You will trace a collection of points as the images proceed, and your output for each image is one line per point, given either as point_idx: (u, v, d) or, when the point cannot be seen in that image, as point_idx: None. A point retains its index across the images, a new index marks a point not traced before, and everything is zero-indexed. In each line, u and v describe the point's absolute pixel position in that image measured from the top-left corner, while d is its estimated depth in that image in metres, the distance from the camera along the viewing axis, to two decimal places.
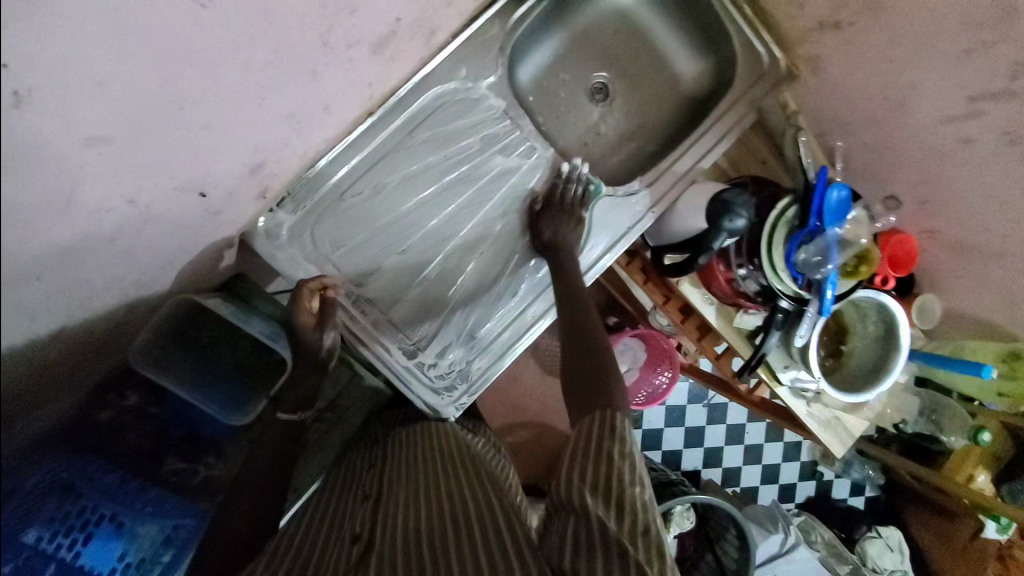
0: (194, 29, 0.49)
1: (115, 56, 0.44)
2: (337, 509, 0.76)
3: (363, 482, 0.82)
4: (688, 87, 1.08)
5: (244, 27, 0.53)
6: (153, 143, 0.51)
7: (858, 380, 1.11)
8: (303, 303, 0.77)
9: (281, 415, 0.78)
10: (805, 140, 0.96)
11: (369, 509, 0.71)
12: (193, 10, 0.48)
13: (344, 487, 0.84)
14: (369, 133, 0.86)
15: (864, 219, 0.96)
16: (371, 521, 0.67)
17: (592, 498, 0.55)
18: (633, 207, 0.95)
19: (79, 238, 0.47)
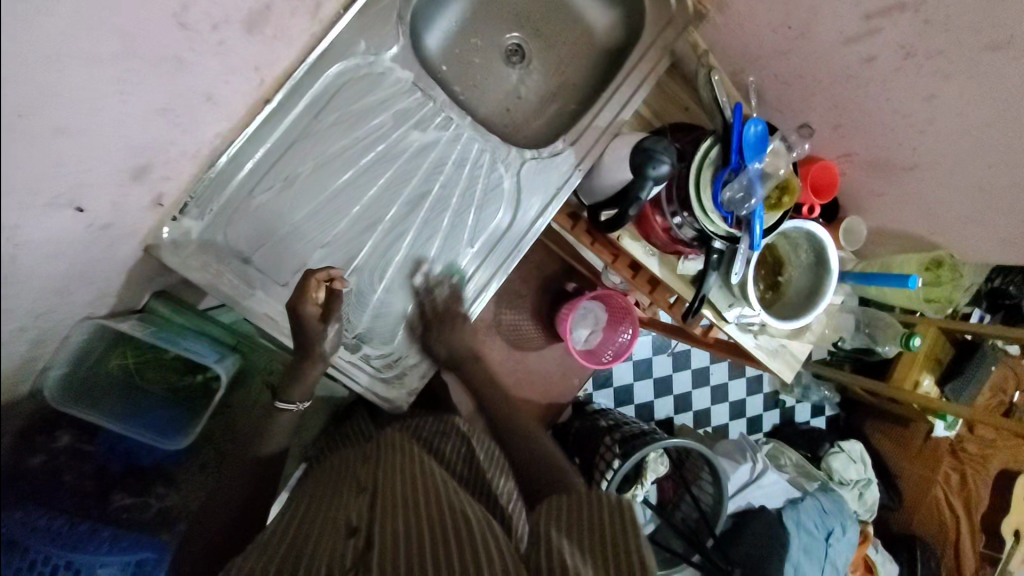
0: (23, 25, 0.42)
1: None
2: (329, 497, 0.74)
3: (356, 471, 0.79)
4: (602, 39, 1.05)
5: (77, 14, 0.47)
6: (10, 158, 0.45)
7: (797, 308, 1.15)
8: (310, 292, 0.75)
9: (280, 405, 0.83)
10: (717, 79, 0.96)
11: (365, 503, 0.69)
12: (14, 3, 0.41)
13: (339, 475, 0.81)
14: (270, 122, 0.81)
15: (782, 150, 0.98)
16: (370, 513, 0.66)
17: (571, 550, 0.55)
18: (559, 168, 0.94)
19: None
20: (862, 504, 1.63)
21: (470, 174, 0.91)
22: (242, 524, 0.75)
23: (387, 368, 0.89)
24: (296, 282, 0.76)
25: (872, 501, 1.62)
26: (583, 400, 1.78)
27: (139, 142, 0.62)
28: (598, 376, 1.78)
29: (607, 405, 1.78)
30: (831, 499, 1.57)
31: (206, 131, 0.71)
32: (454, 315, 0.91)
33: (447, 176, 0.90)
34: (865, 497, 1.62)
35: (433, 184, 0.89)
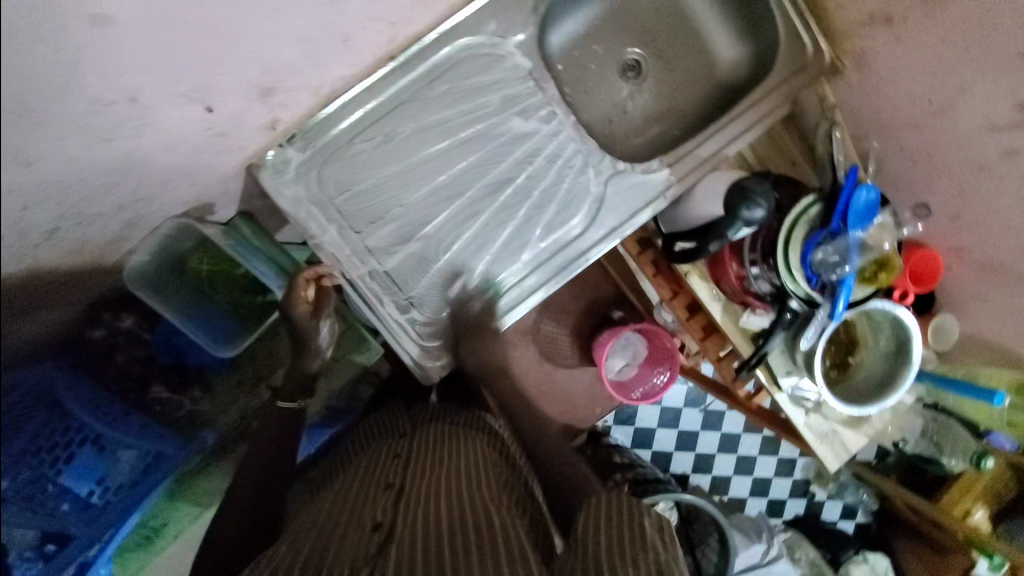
0: None
1: None
2: (362, 490, 0.78)
3: (386, 468, 0.83)
4: (726, 72, 1.05)
5: None
6: (160, 34, 0.53)
7: (862, 395, 1.08)
8: (300, 291, 0.86)
9: (280, 403, 0.88)
10: (840, 137, 0.92)
11: (390, 500, 0.73)
12: None
13: (371, 469, 0.85)
14: (389, 79, 0.84)
15: (890, 225, 0.91)
16: (393, 513, 0.70)
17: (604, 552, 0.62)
18: (646, 189, 0.92)
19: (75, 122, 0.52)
20: None
21: (558, 171, 0.90)
22: (260, 524, 0.74)
23: (429, 338, 0.89)
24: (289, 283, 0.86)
25: None
26: (600, 430, 1.73)
27: (272, 63, 0.65)
28: (623, 411, 1.73)
29: (623, 443, 1.72)
30: None
31: (332, 73, 0.74)
32: (504, 306, 0.90)
33: (536, 168, 0.90)
34: None
35: (519, 174, 0.89)
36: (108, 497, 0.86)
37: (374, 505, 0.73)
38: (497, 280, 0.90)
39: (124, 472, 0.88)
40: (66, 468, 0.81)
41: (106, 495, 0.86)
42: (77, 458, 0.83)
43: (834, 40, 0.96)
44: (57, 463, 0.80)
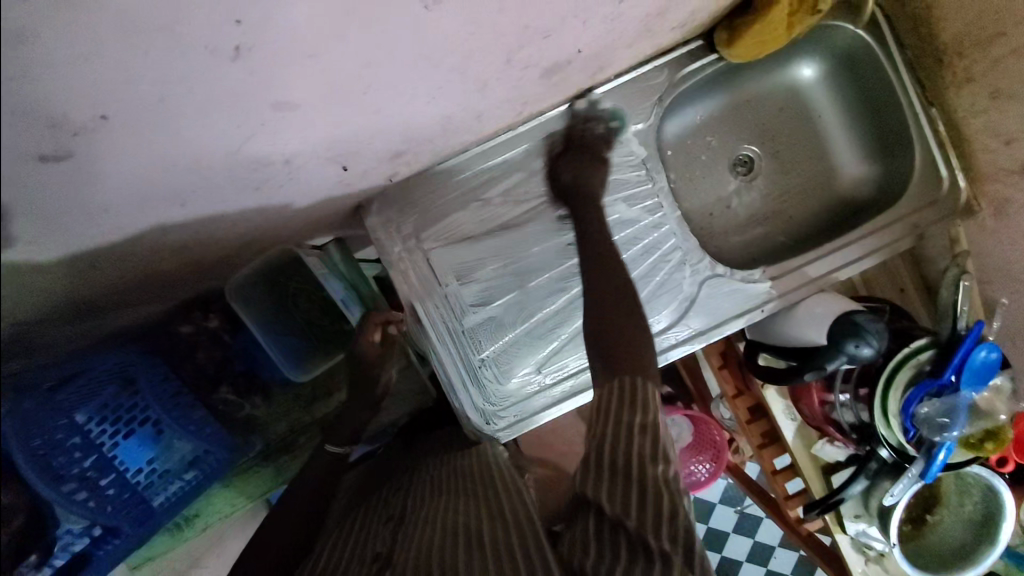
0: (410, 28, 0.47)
1: (337, 34, 0.43)
2: (361, 527, 0.75)
3: (387, 501, 0.81)
4: (844, 188, 1.00)
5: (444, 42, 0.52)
6: (334, 111, 0.51)
7: (935, 560, 0.98)
8: (367, 330, 0.87)
9: (329, 446, 0.88)
10: (967, 287, 0.84)
11: (391, 529, 0.71)
12: (418, 12, 0.46)
13: (372, 505, 0.82)
14: (505, 148, 0.86)
15: (1007, 390, 0.83)
16: (393, 541, 0.67)
17: (607, 498, 0.57)
18: (745, 297, 0.88)
19: (232, 175, 0.51)
20: None
21: (653, 263, 0.88)
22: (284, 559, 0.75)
23: (491, 404, 0.86)
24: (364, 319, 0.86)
25: None
26: None
27: (412, 135, 0.66)
28: None
29: None
30: None
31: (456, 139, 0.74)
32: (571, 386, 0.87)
33: (631, 255, 0.88)
34: None
35: None
36: (152, 480, 0.83)
37: (374, 536, 0.71)
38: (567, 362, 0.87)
39: (172, 460, 0.86)
40: (121, 442, 0.78)
41: (151, 478, 0.83)
42: (133, 434, 0.80)
43: (975, 179, 0.88)
44: (115, 436, 0.77)
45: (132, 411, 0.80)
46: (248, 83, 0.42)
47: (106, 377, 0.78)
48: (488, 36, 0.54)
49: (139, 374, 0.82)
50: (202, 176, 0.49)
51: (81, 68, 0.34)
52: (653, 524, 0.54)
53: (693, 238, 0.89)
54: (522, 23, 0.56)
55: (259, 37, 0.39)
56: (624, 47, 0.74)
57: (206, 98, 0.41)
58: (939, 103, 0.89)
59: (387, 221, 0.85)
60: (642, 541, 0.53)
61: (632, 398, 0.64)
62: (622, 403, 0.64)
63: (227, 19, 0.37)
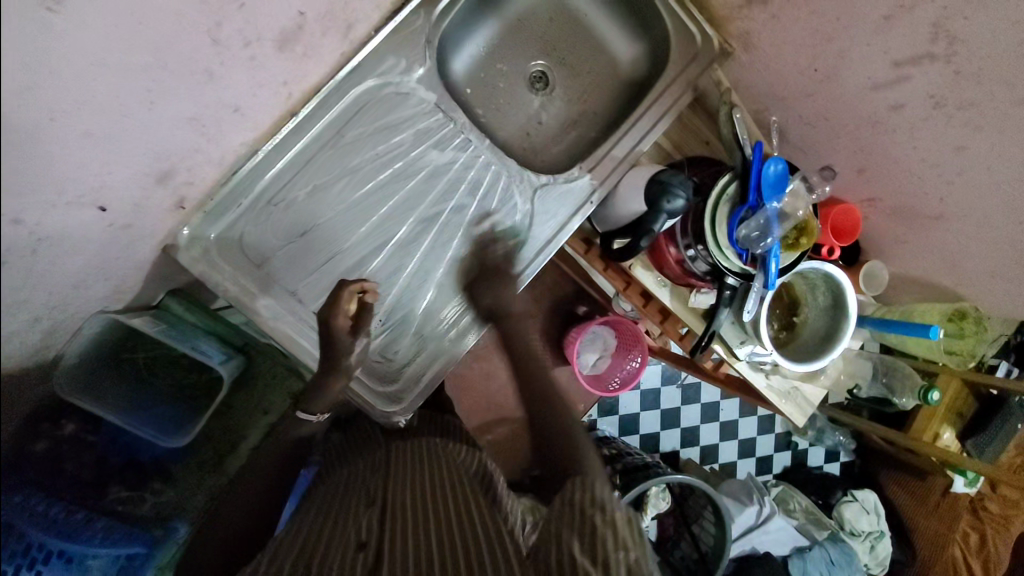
0: (48, 36, 0.47)
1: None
2: (337, 508, 0.73)
3: (365, 481, 0.79)
4: (628, 70, 1.07)
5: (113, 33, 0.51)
6: (43, 154, 0.49)
7: (810, 350, 1.13)
8: (341, 304, 0.75)
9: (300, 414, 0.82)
10: (739, 117, 0.96)
11: (373, 514, 0.70)
12: (42, 15, 0.46)
13: (346, 484, 0.81)
14: (293, 137, 0.83)
15: (802, 191, 0.96)
16: (379, 529, 0.66)
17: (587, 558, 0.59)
18: (574, 195, 0.94)
19: None
20: (872, 557, 1.47)
21: (484, 194, 0.92)
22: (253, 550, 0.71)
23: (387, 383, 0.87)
24: (331, 292, 0.76)
25: (885, 555, 1.46)
26: (587, 426, 1.74)
27: (162, 147, 0.63)
28: (605, 402, 1.74)
29: (611, 433, 1.74)
30: (841, 551, 1.44)
31: (233, 140, 0.72)
32: (455, 337, 0.89)
33: (460, 196, 0.91)
34: (877, 551, 1.46)
35: (443, 207, 0.90)
36: None
37: (356, 521, 0.69)
38: (444, 313, 0.90)
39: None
40: None
41: None
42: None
43: (720, 24, 0.98)
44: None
45: (33, 552, 0.65)
46: None
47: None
48: (161, 16, 0.54)
49: (14, 515, 0.62)
50: None
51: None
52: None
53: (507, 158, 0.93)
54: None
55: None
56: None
57: None
58: None
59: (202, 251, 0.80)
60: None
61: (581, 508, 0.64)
62: (573, 505, 0.65)
63: None
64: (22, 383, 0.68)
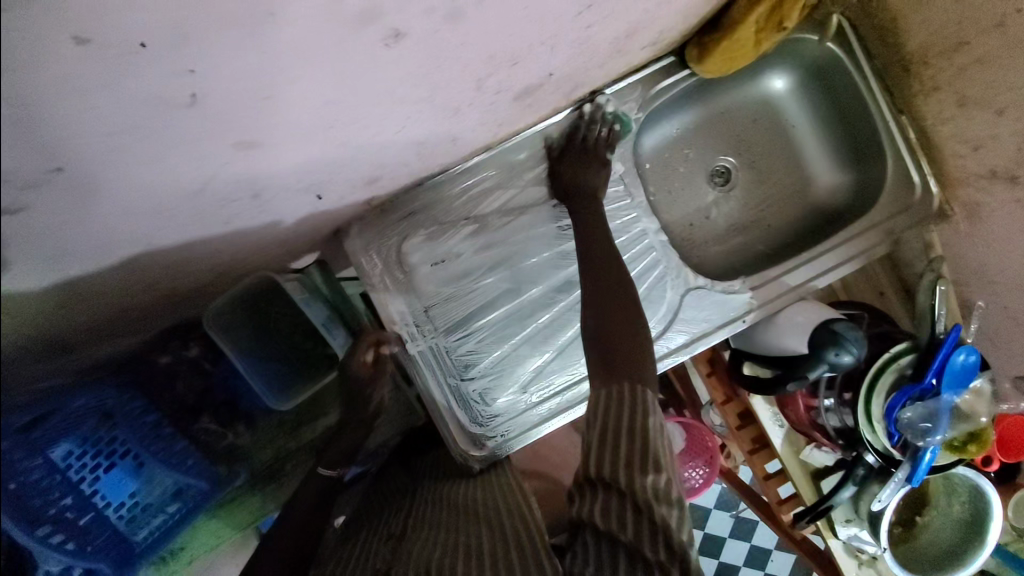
0: (367, 63, 0.45)
1: (290, 77, 0.42)
2: (364, 543, 0.77)
3: (388, 521, 0.82)
4: (820, 197, 1.01)
5: (416, 67, 0.50)
6: (303, 147, 0.51)
7: (925, 562, 0.99)
8: (360, 354, 0.79)
9: (320, 470, 0.80)
10: (944, 291, 0.85)
11: (391, 547, 0.73)
12: (375, 48, 0.45)
13: (371, 526, 0.84)
14: (481, 167, 0.86)
15: (987, 393, 0.84)
16: (394, 558, 0.69)
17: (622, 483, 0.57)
18: (727, 308, 0.89)
19: (194, 212, 0.49)
20: None
21: (637, 277, 0.88)
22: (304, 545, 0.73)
23: (476, 426, 0.85)
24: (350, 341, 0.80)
25: None
26: None
27: (383, 161, 0.64)
28: None
29: None
30: None
31: (435, 161, 0.74)
32: (557, 407, 0.86)
33: None
34: None
35: None
36: (131, 514, 0.79)
37: (374, 555, 0.72)
38: (554, 379, 0.86)
39: (155, 494, 0.82)
40: (103, 477, 0.74)
41: (130, 512, 0.78)
42: (114, 469, 0.76)
43: (947, 184, 0.89)
44: (96, 470, 0.73)
45: (112, 446, 0.75)
46: (201, 131, 0.41)
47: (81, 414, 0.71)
48: (453, 67, 0.53)
49: (114, 409, 0.77)
50: (167, 211, 0.46)
51: (69, 132, 0.33)
52: (632, 519, 0.56)
53: (660, 233, 0.89)
54: (488, 51, 0.55)
55: (214, 81, 0.38)
56: (596, 66, 0.74)
57: (161, 143, 0.39)
58: (909, 111, 0.91)
59: (365, 244, 0.85)
60: (641, 552, 0.55)
61: (629, 407, 0.61)
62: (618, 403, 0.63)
63: (131, 43, 0.32)
64: (170, 306, 0.80)
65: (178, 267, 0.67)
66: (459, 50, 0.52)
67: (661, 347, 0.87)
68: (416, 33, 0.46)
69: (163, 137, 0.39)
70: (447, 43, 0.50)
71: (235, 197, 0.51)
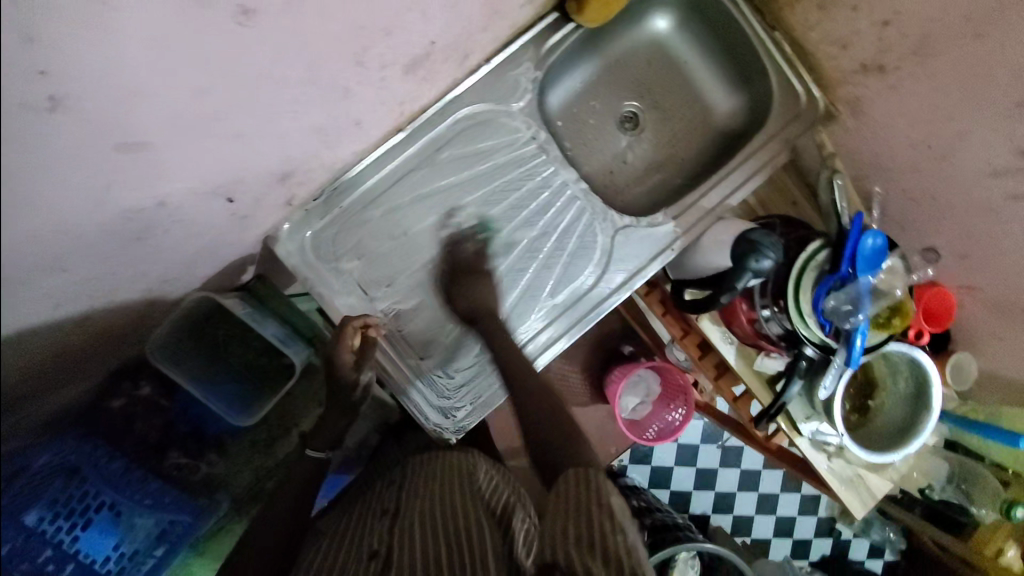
0: (231, 45, 0.48)
1: (152, 67, 0.43)
2: (358, 525, 0.81)
3: (383, 496, 0.86)
4: (724, 122, 1.07)
5: (281, 45, 0.52)
6: (194, 145, 0.52)
7: (885, 439, 1.06)
8: (345, 340, 0.79)
9: (309, 453, 0.86)
10: (841, 184, 0.93)
11: (386, 526, 0.77)
12: (229, 27, 0.46)
13: (367, 498, 0.88)
14: (396, 150, 0.87)
15: (900, 268, 0.91)
16: (389, 539, 0.73)
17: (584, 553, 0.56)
18: (656, 240, 0.94)
19: (102, 232, 0.51)
20: None
21: (566, 229, 0.92)
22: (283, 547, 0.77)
23: (444, 399, 0.88)
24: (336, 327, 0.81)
25: None
26: (616, 470, 1.68)
27: (289, 154, 0.66)
28: (638, 449, 1.68)
29: (639, 483, 1.68)
30: None
31: (346, 149, 0.76)
32: None
33: (542, 227, 0.92)
34: None
35: (520, 238, 0.91)
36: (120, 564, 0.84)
37: (371, 535, 0.76)
38: None
39: (139, 539, 0.87)
40: (82, 534, 0.80)
41: (120, 562, 0.84)
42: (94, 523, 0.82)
43: (828, 87, 0.97)
44: (74, 529, 0.79)
45: (87, 499, 0.82)
46: (81, 136, 0.42)
47: (49, 473, 0.75)
48: (327, 40, 0.55)
49: (80, 463, 0.82)
50: (72, 231, 0.47)
51: None
52: (601, 558, 0.56)
53: (581, 183, 0.94)
54: (354, 20, 0.57)
55: (75, 82, 0.40)
56: (481, 30, 0.77)
57: (41, 162, 0.40)
58: (781, 26, 0.98)
59: (291, 249, 0.84)
60: None
61: (585, 493, 0.61)
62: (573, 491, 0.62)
63: None
64: (113, 345, 0.81)
65: (101, 299, 0.66)
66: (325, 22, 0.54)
67: (603, 288, 0.91)
68: (267, 9, 0.48)
69: (49, 152, 0.40)
70: (309, 18, 0.52)
71: (142, 205, 0.52)
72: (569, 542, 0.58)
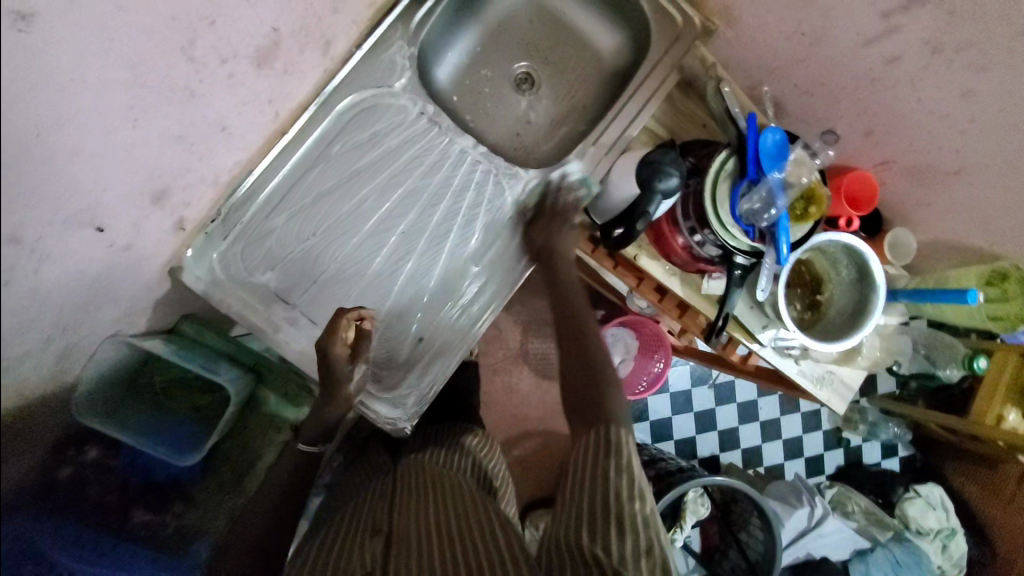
0: (23, 55, 0.47)
1: None
2: (348, 534, 0.74)
3: (371, 505, 0.81)
4: (613, 62, 1.08)
5: (86, 50, 0.53)
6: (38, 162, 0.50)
7: (840, 328, 1.06)
8: (339, 333, 0.76)
9: (303, 445, 0.85)
10: (729, 92, 0.96)
11: (379, 539, 0.70)
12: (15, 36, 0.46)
13: (355, 510, 0.81)
14: (287, 152, 0.86)
15: (806, 159, 0.93)
16: (382, 558, 0.66)
17: (592, 534, 0.57)
18: (568, 187, 0.94)
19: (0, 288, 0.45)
20: (947, 559, 1.37)
21: (475, 197, 0.92)
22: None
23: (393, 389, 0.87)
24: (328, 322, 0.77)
25: (959, 555, 1.37)
26: None
27: (156, 168, 0.68)
28: (634, 407, 1.58)
29: (643, 440, 1.57)
30: (907, 550, 1.38)
31: (225, 160, 0.80)
32: (460, 339, 0.89)
33: (449, 205, 0.91)
34: (949, 551, 1.37)
35: (430, 216, 0.90)
36: None
37: (362, 548, 0.69)
38: (445, 311, 0.89)
39: None
40: None
41: None
42: None
43: (700, 6, 1.02)
44: None
45: None
46: None
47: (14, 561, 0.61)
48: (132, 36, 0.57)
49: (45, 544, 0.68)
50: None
51: None
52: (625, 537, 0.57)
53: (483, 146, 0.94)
54: (168, 14, 0.60)
55: None
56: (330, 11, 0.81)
57: None
58: None
59: (200, 275, 0.83)
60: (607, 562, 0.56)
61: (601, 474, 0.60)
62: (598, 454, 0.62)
63: None
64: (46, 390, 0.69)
65: (15, 374, 0.59)
66: (136, 21, 0.57)
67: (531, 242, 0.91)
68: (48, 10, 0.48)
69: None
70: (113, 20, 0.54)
71: (2, 245, 0.47)
72: (585, 527, 0.58)
